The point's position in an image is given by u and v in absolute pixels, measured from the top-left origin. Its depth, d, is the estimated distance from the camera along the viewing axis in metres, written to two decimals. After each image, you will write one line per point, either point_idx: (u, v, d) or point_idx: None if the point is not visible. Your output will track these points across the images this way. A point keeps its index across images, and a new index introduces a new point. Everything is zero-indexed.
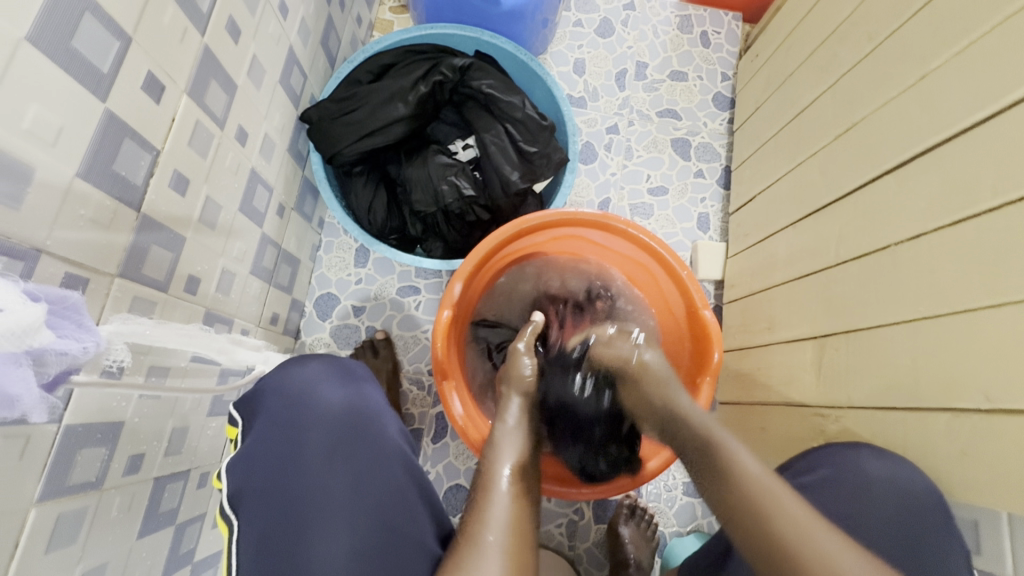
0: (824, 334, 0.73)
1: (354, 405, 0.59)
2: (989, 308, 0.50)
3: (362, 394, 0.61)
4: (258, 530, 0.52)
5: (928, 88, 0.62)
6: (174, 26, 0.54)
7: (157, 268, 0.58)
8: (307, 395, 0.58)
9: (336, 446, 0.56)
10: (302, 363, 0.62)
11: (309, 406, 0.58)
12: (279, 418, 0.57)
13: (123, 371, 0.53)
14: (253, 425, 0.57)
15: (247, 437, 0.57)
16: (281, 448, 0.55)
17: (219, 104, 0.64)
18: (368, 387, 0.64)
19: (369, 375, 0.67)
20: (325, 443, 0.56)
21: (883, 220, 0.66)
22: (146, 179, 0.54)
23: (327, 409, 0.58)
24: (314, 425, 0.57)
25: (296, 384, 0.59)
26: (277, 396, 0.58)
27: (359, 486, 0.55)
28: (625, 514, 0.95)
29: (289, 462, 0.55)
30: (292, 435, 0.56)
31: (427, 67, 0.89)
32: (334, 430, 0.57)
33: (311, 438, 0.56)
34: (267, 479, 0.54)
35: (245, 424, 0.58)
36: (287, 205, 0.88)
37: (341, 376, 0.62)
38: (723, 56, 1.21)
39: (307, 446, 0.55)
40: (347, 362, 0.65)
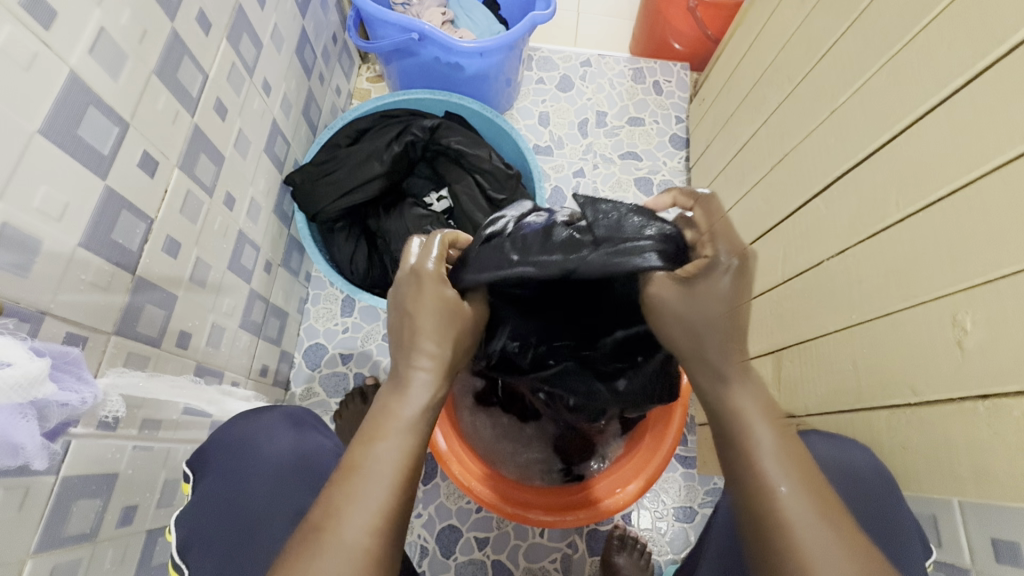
0: (780, 348, 0.77)
1: (299, 448, 0.65)
2: (906, 310, 0.56)
3: (309, 441, 0.66)
4: (208, 573, 0.56)
5: (839, 120, 0.70)
6: (166, 110, 0.62)
7: (151, 325, 0.62)
8: (253, 441, 0.64)
9: (282, 488, 0.61)
10: (258, 413, 0.68)
11: (255, 454, 0.63)
12: (225, 467, 0.62)
13: (118, 423, 0.57)
14: (203, 480, 0.61)
15: (196, 491, 0.61)
16: (229, 498, 0.60)
17: (208, 175, 0.71)
18: (314, 432, 0.69)
19: (319, 423, 0.72)
20: (269, 483, 0.61)
21: (814, 240, 0.72)
22: (141, 245, 0.59)
23: (273, 452, 0.64)
24: (259, 467, 0.62)
25: (243, 434, 0.65)
26: (224, 446, 0.63)
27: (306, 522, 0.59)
28: (617, 544, 0.96)
29: (237, 508, 0.60)
30: (240, 477, 0.61)
31: (400, 129, 0.97)
32: (281, 476, 0.62)
33: (259, 479, 0.62)
34: (215, 526, 0.58)
35: (195, 476, 0.62)
36: (274, 261, 0.94)
37: (288, 425, 0.67)
38: (676, 101, 1.31)
39: (254, 490, 0.61)
40: (299, 412, 0.71)
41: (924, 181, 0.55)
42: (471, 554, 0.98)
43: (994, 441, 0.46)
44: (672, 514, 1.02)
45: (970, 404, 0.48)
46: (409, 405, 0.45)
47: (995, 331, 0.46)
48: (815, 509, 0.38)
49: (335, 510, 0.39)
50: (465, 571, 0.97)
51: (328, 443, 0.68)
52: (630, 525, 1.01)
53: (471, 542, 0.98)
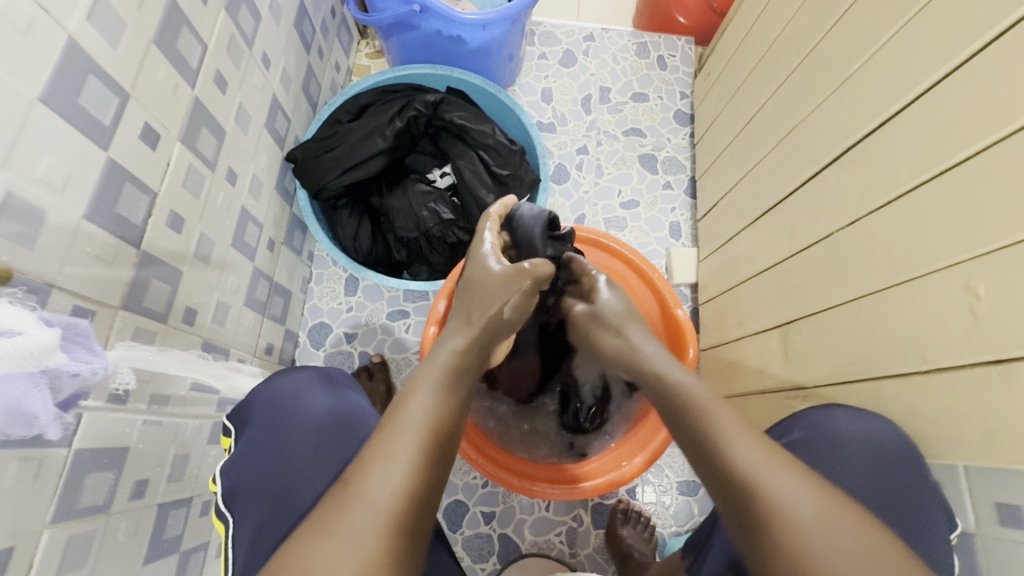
0: (787, 322, 0.77)
1: (337, 408, 0.65)
2: (917, 279, 0.55)
3: (347, 399, 0.67)
4: (250, 528, 0.57)
5: (849, 90, 0.69)
6: (167, 82, 0.60)
7: (157, 300, 0.62)
8: (293, 402, 0.65)
9: (322, 447, 0.62)
10: (291, 373, 0.68)
11: (290, 414, 0.64)
12: (267, 424, 0.63)
13: (129, 396, 0.57)
14: (242, 436, 0.62)
15: (238, 445, 0.62)
16: (266, 454, 0.61)
17: (210, 149, 0.70)
18: (351, 390, 0.69)
19: (354, 383, 0.72)
20: (309, 443, 0.62)
21: (823, 212, 0.71)
22: (145, 219, 0.59)
23: (311, 414, 0.64)
24: (297, 428, 0.63)
25: (279, 393, 0.65)
26: (264, 403, 0.64)
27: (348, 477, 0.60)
28: (621, 518, 0.97)
29: (276, 466, 0.60)
30: (279, 436, 0.62)
31: (402, 105, 0.96)
32: (320, 435, 0.63)
33: (299, 439, 0.62)
34: (256, 482, 0.59)
35: (235, 431, 0.63)
36: (277, 239, 0.93)
37: (323, 383, 0.67)
38: (680, 76, 1.29)
39: (292, 450, 0.61)
40: (333, 372, 0.70)
41: (936, 148, 0.54)
42: (478, 527, 0.99)
43: (1005, 405, 0.46)
44: (676, 488, 1.03)
45: (982, 369, 0.48)
46: (437, 363, 0.52)
47: (1008, 296, 0.46)
48: (761, 455, 0.46)
49: (367, 465, 0.42)
50: (472, 544, 0.98)
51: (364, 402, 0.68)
52: (634, 499, 1.03)
53: (478, 517, 1.00)
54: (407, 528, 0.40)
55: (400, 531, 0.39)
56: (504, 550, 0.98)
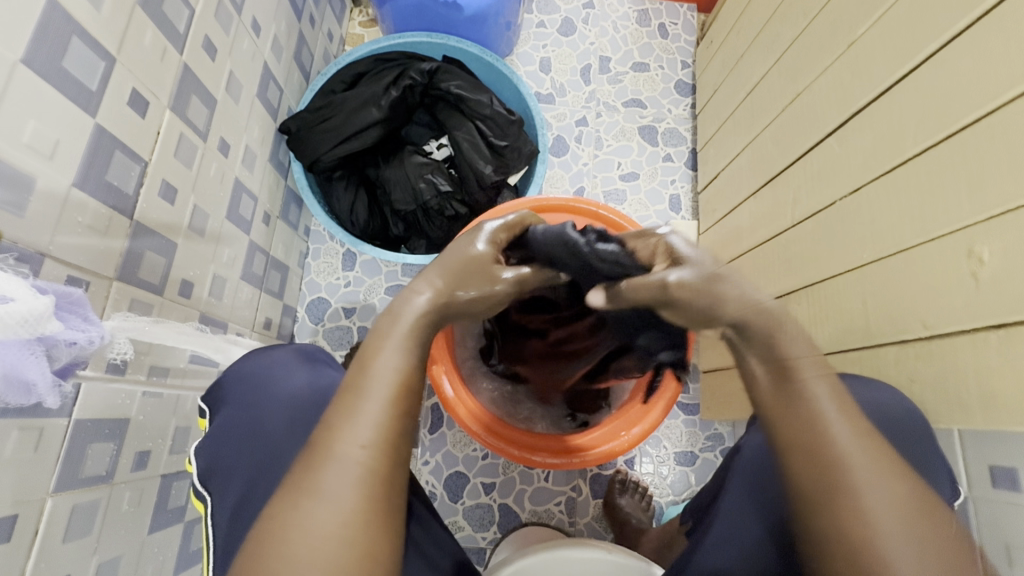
0: (787, 293, 0.77)
1: (312, 381, 0.64)
2: (920, 246, 0.55)
3: (319, 371, 0.65)
4: (228, 498, 0.57)
5: (857, 54, 0.67)
6: (154, 46, 0.58)
7: (153, 272, 0.61)
8: (265, 377, 0.64)
9: (292, 417, 0.60)
10: (268, 352, 0.68)
11: (264, 387, 0.63)
12: (240, 401, 0.62)
13: (127, 367, 0.57)
14: (219, 413, 0.63)
15: (213, 424, 0.62)
16: (241, 426, 0.61)
17: (201, 118, 0.68)
18: (321, 364, 0.68)
19: (333, 359, 0.72)
20: (283, 416, 0.61)
21: (826, 181, 0.70)
22: (137, 188, 0.58)
23: (283, 387, 0.63)
24: (269, 400, 0.62)
25: (252, 370, 0.65)
26: (238, 381, 0.64)
27: None
28: (619, 487, 0.99)
29: (251, 437, 0.60)
30: (251, 410, 0.61)
31: (397, 73, 0.93)
32: (294, 407, 0.61)
33: (271, 411, 0.61)
34: (231, 454, 0.59)
35: (212, 410, 0.63)
36: (272, 213, 0.92)
37: (295, 360, 0.67)
38: (682, 45, 1.26)
39: (263, 422, 0.60)
40: (310, 349, 0.70)
41: (943, 112, 0.53)
42: (478, 498, 1.01)
43: (1003, 369, 0.46)
44: (673, 459, 1.05)
45: (983, 335, 0.48)
46: (409, 319, 0.47)
47: (1010, 261, 0.46)
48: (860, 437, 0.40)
49: (335, 424, 0.41)
50: (473, 514, 1.00)
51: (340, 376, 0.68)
52: (632, 470, 1.04)
53: (478, 487, 1.01)
54: (377, 486, 0.40)
55: (370, 490, 0.39)
56: (504, 519, 1.00)
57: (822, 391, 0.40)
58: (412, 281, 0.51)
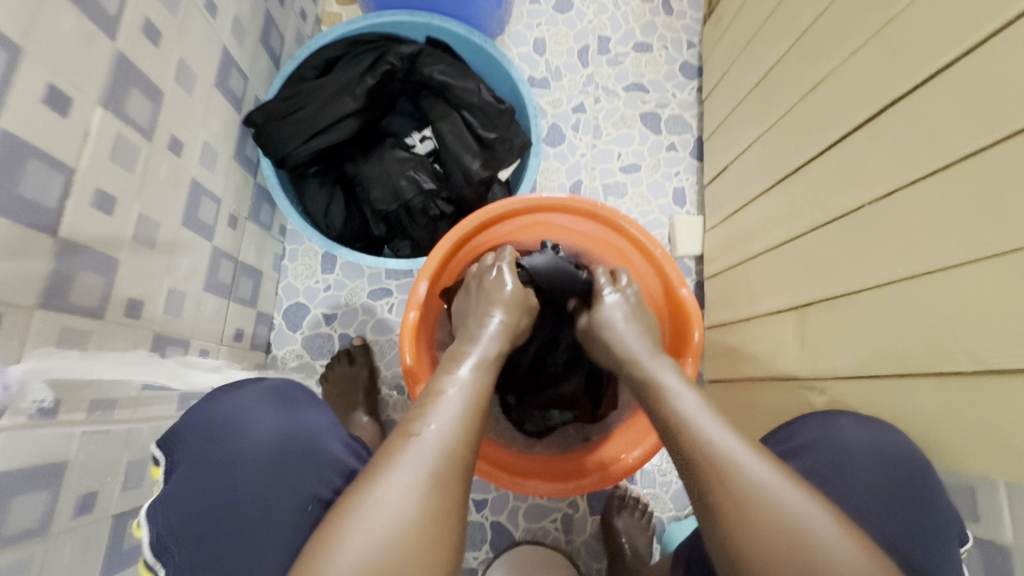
0: (804, 304, 0.69)
1: (289, 434, 0.56)
2: (970, 264, 0.47)
3: (296, 421, 0.57)
4: None
5: (893, 35, 0.58)
6: (76, 32, 0.50)
7: (89, 294, 0.54)
8: (234, 428, 0.55)
9: (268, 481, 0.53)
10: (238, 389, 0.59)
11: (235, 441, 0.55)
12: (202, 457, 0.54)
13: (55, 410, 0.50)
14: (176, 471, 0.53)
15: (168, 483, 0.53)
16: (210, 492, 0.52)
17: (144, 114, 0.60)
18: (299, 408, 0.59)
19: (311, 396, 0.63)
20: (258, 478, 0.54)
21: (853, 181, 0.62)
22: (62, 200, 0.50)
23: (259, 442, 0.55)
24: (242, 458, 0.54)
25: (221, 417, 0.56)
26: (199, 433, 0.55)
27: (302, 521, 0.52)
28: (618, 505, 0.93)
29: (222, 504, 0.52)
30: (221, 469, 0.53)
31: (374, 57, 0.84)
32: (269, 467, 0.54)
33: (245, 472, 0.54)
34: (197, 524, 0.51)
35: (167, 464, 0.54)
36: (240, 215, 0.84)
37: (270, 401, 0.58)
38: (687, 22, 1.16)
39: (237, 485, 0.53)
40: (286, 386, 0.61)
41: (1002, 105, 0.45)
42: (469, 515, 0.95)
43: None
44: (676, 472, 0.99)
45: None
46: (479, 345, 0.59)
47: None
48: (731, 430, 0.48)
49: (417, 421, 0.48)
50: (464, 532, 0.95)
51: (319, 420, 0.60)
52: (632, 484, 0.98)
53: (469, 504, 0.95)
54: (454, 474, 0.46)
55: (446, 477, 0.45)
56: (497, 537, 0.95)
57: (688, 403, 0.52)
58: (479, 309, 0.66)
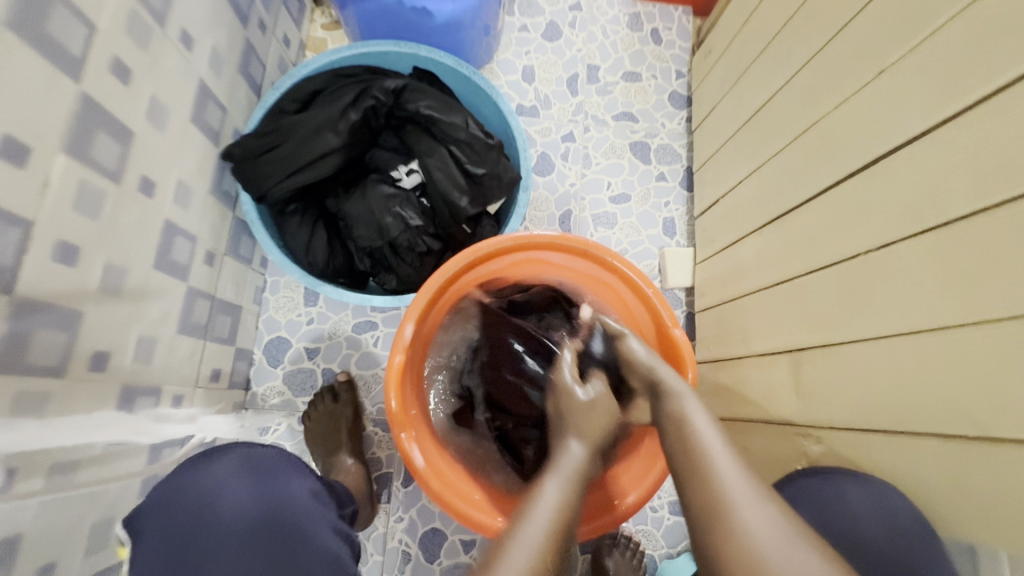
0: (799, 348, 0.68)
1: (264, 509, 0.52)
2: (970, 326, 0.46)
3: (275, 500, 0.53)
4: None
5: (887, 85, 0.58)
6: (35, 78, 0.47)
7: (47, 353, 0.50)
8: (204, 505, 0.51)
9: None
10: (212, 457, 0.55)
11: (208, 531, 0.51)
12: (168, 535, 0.50)
13: (10, 483, 0.46)
14: (140, 549, 0.49)
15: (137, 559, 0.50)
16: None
17: (112, 157, 0.57)
18: (276, 477, 0.55)
19: (292, 463, 0.58)
20: (230, 564, 0.50)
21: (848, 229, 0.61)
22: (18, 257, 0.46)
23: (229, 519, 0.51)
24: (216, 538, 0.51)
25: (190, 496, 0.51)
26: (165, 507, 0.51)
27: None
28: (609, 544, 0.92)
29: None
30: (191, 552, 0.50)
31: (358, 91, 0.82)
32: (240, 549, 0.50)
33: (216, 555, 0.50)
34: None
35: (131, 541, 0.50)
36: (217, 251, 0.81)
37: (245, 477, 0.54)
38: (677, 52, 1.16)
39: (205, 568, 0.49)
40: (265, 455, 0.57)
41: (1004, 167, 0.44)
42: (457, 557, 0.92)
43: None
44: (668, 508, 0.97)
45: None
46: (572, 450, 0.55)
47: None
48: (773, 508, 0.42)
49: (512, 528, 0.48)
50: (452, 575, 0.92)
51: (299, 493, 0.55)
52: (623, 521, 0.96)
53: (456, 545, 0.93)
54: None
55: None
56: None
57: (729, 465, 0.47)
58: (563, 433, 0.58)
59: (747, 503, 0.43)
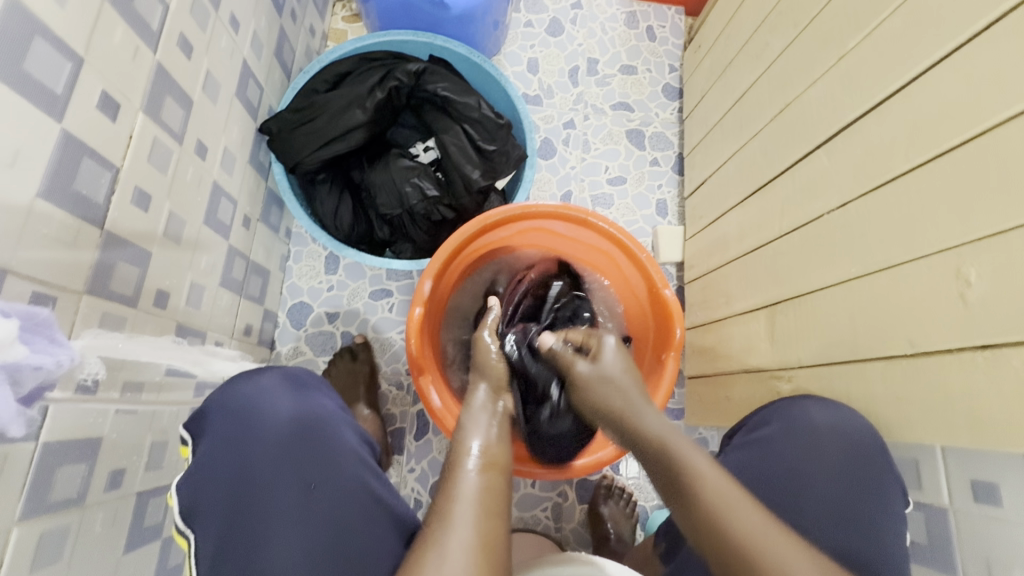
0: (773, 302, 0.77)
1: (303, 414, 0.61)
2: (909, 264, 0.55)
3: (312, 406, 0.62)
4: (212, 545, 0.54)
5: (847, 68, 0.67)
6: (124, 46, 0.55)
7: (125, 283, 0.58)
8: (253, 410, 0.60)
9: (281, 466, 0.57)
10: (254, 376, 0.63)
11: (256, 428, 0.59)
12: (224, 434, 0.58)
13: (99, 386, 0.54)
14: (201, 445, 0.58)
15: (195, 456, 0.57)
16: (228, 467, 0.56)
17: (176, 120, 0.65)
18: (311, 393, 0.64)
19: (323, 383, 0.68)
20: (275, 457, 0.57)
21: (814, 194, 0.71)
22: (107, 197, 0.54)
23: (273, 420, 0.59)
24: (262, 437, 0.58)
25: (240, 401, 0.60)
26: (222, 411, 0.59)
27: (315, 491, 0.57)
28: (604, 494, 0.99)
29: (239, 479, 0.56)
30: (242, 445, 0.57)
31: (382, 74, 0.92)
32: (284, 443, 0.58)
33: (263, 448, 0.58)
34: (214, 496, 0.55)
35: (194, 440, 0.58)
36: (252, 216, 0.89)
37: (288, 388, 0.63)
38: (670, 48, 1.26)
39: (256, 457, 0.57)
40: (299, 373, 0.66)
41: (935, 130, 0.53)
42: None
43: (987, 391, 0.47)
44: None
45: (968, 354, 0.49)
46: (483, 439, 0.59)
47: (998, 284, 0.46)
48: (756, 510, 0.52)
49: (464, 442, 0.58)
50: None
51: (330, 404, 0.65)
52: (618, 475, 1.03)
53: None
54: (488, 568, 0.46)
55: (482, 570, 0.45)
56: None
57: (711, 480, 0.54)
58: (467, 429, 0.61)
59: (749, 516, 0.51)
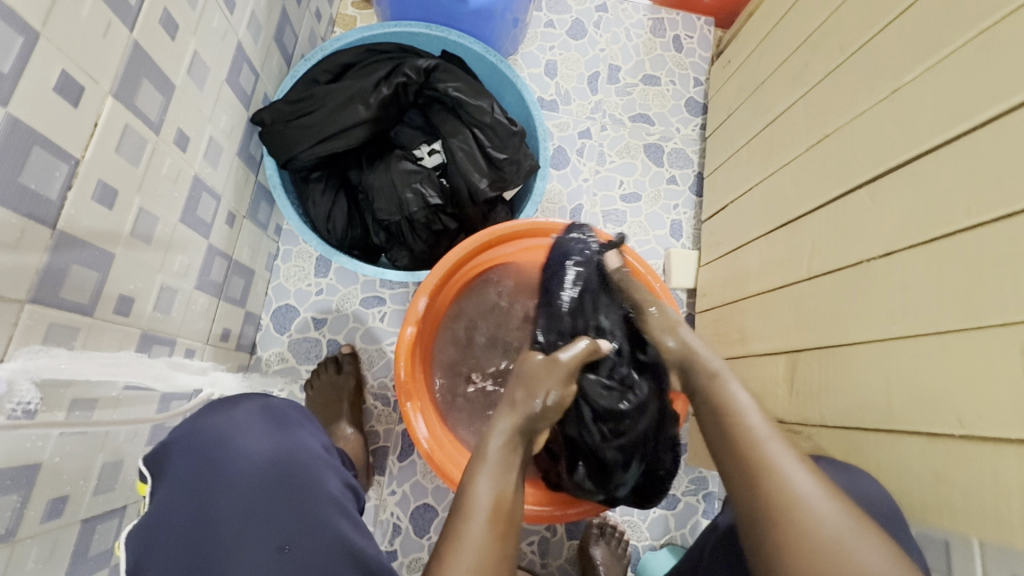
0: (796, 349, 0.71)
1: (281, 453, 0.55)
2: (963, 331, 0.49)
3: (291, 442, 0.57)
4: None
5: (901, 101, 0.61)
6: (95, 20, 0.48)
7: (80, 289, 0.52)
8: (223, 447, 0.53)
9: (250, 509, 0.50)
10: (230, 408, 0.58)
11: (224, 463, 0.52)
12: (186, 475, 0.51)
13: (38, 410, 0.47)
14: (161, 486, 0.52)
15: (156, 497, 0.51)
16: (190, 512, 0.49)
17: (154, 107, 0.58)
18: (293, 432, 0.59)
19: (306, 419, 0.63)
20: (245, 502, 0.50)
21: (854, 236, 0.64)
22: (63, 191, 0.48)
23: (245, 459, 0.53)
24: (232, 477, 0.52)
25: (207, 432, 0.54)
26: (186, 448, 0.53)
27: (284, 547, 0.49)
28: (595, 534, 0.93)
29: (198, 526, 0.49)
30: (207, 488, 0.51)
31: (390, 68, 0.85)
32: (257, 486, 0.51)
33: (229, 493, 0.51)
34: (170, 547, 0.48)
35: (153, 480, 0.52)
36: (238, 213, 0.82)
37: (266, 424, 0.57)
38: (696, 60, 1.19)
39: (221, 503, 0.50)
40: (280, 406, 0.61)
41: (1008, 184, 0.47)
42: None
43: None
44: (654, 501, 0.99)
45: None
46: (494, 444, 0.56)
47: None
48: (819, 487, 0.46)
49: (469, 490, 0.52)
50: None
51: (312, 444, 0.59)
52: (610, 512, 0.98)
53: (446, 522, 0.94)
54: None
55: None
56: None
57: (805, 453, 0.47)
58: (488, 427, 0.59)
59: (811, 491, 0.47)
